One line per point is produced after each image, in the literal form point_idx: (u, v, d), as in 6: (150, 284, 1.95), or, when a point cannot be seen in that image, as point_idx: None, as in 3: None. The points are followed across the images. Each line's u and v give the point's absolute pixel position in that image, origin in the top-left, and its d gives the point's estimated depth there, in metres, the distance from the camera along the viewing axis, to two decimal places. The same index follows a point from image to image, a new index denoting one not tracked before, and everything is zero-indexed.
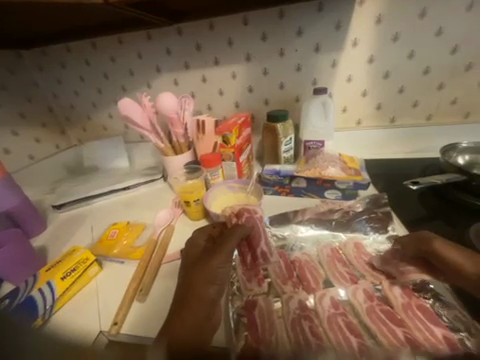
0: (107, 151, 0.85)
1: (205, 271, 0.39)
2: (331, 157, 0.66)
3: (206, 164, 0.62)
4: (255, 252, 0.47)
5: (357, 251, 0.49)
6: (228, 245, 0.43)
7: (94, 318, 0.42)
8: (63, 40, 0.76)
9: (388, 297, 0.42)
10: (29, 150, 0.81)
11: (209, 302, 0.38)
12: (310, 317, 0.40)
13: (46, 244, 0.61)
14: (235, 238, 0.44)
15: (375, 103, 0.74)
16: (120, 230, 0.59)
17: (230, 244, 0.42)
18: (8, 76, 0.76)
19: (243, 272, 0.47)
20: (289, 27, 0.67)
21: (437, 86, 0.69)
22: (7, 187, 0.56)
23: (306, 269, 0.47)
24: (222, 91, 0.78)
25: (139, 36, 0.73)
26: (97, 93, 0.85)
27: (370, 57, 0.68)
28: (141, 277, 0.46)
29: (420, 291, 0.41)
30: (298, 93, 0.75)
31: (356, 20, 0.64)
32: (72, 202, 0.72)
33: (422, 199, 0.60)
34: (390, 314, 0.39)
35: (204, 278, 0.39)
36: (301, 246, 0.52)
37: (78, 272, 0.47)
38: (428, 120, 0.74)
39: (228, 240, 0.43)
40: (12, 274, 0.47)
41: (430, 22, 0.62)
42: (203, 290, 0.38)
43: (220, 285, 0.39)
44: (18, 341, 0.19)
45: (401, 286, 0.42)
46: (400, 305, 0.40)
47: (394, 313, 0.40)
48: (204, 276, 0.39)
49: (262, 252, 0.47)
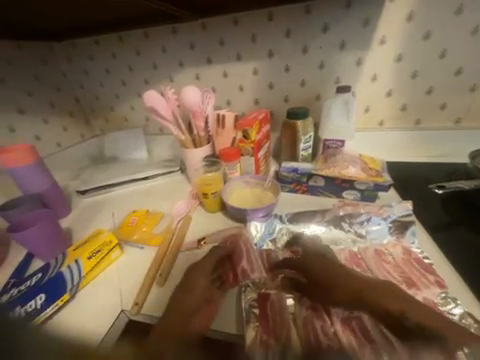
0: (128, 142, 0.89)
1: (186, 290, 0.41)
2: (352, 157, 0.65)
3: (224, 158, 0.63)
4: (236, 269, 0.46)
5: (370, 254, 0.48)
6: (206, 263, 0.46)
7: (117, 296, 0.45)
8: (93, 34, 0.79)
9: None
10: (56, 137, 0.85)
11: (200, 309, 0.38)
12: (322, 316, 0.37)
13: (71, 226, 0.64)
14: (212, 255, 0.46)
15: (400, 103, 0.71)
16: (139, 217, 0.62)
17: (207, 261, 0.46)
18: (41, 66, 0.80)
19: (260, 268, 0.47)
20: (315, 23, 0.66)
21: (469, 87, 0.66)
22: (40, 170, 0.59)
23: None
24: (242, 87, 0.79)
25: (164, 30, 0.75)
26: (121, 86, 0.88)
27: (398, 56, 0.66)
28: (161, 260, 0.49)
29: (445, 305, 0.38)
30: (320, 91, 0.74)
31: (385, 18, 0.62)
32: (96, 189, 0.75)
33: (446, 205, 0.57)
34: None
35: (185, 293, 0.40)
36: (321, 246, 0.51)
37: (101, 254, 0.49)
38: (456, 124, 0.71)
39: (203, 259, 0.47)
40: (44, 251, 0.50)
41: (466, 19, 0.59)
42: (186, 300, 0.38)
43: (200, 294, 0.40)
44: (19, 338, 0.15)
45: (424, 298, 0.39)
46: None
47: None
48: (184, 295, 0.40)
49: (243, 269, 0.46)
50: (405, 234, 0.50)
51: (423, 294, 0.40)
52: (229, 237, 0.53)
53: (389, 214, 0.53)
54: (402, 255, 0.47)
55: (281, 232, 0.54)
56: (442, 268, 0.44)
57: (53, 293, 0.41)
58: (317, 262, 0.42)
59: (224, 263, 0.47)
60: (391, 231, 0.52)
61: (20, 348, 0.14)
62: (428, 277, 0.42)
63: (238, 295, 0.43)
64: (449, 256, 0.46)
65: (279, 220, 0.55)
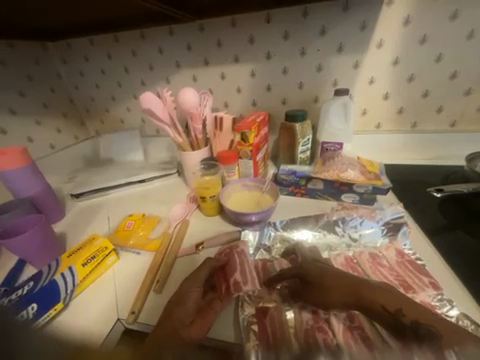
0: (124, 144, 0.87)
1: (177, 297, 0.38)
2: (350, 160, 0.64)
3: (223, 161, 0.63)
4: (228, 281, 0.44)
5: (366, 259, 0.48)
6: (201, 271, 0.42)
7: (111, 306, 0.43)
8: (87, 34, 0.77)
9: None
10: (49, 139, 0.83)
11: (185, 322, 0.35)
12: (324, 329, 0.36)
13: (65, 231, 0.62)
14: (206, 267, 0.43)
15: (397, 106, 0.72)
16: (135, 221, 0.61)
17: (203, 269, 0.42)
18: (34, 66, 0.78)
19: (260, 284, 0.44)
20: (313, 26, 0.66)
21: (464, 91, 0.67)
22: (33, 174, 0.58)
23: None
24: (239, 89, 0.78)
25: (161, 31, 0.74)
26: (117, 87, 0.86)
27: (395, 59, 0.66)
28: (157, 269, 0.47)
29: (442, 307, 0.37)
30: (317, 94, 0.74)
31: (383, 21, 0.62)
32: (90, 193, 0.74)
33: (441, 207, 0.57)
34: None
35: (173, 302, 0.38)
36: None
37: (97, 259, 0.48)
38: (451, 127, 0.72)
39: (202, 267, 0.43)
40: (37, 257, 0.49)
41: (462, 24, 0.60)
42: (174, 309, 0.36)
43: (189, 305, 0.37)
44: (21, 340, 0.17)
45: (421, 301, 0.38)
46: None
47: None
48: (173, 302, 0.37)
49: (235, 281, 0.43)
50: (397, 235, 0.51)
51: (420, 297, 0.39)
52: (224, 249, 0.51)
53: (380, 217, 0.53)
54: (395, 257, 0.47)
55: (275, 240, 0.53)
56: (437, 268, 0.44)
57: (45, 302, 0.40)
58: (311, 263, 0.42)
59: (217, 274, 0.45)
60: (384, 233, 0.52)
61: (20, 349, 0.16)
62: (423, 279, 0.42)
63: (236, 311, 0.41)
64: (446, 257, 0.45)
65: (273, 227, 0.55)
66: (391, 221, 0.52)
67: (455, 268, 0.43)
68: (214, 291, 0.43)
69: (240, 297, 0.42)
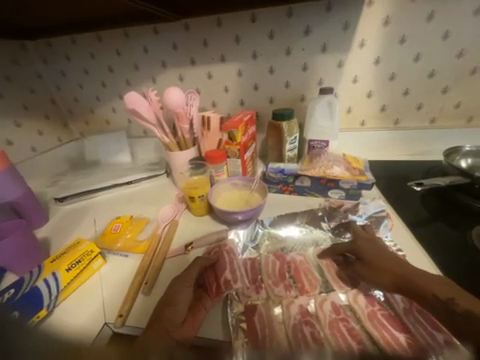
0: (109, 146, 0.85)
1: (166, 299, 0.38)
2: (335, 157, 0.66)
3: (211, 160, 0.62)
4: (219, 280, 0.44)
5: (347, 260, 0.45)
6: (191, 270, 0.42)
7: (98, 311, 0.41)
8: (68, 32, 0.75)
9: (390, 303, 0.39)
10: (31, 142, 0.80)
11: (177, 324, 0.35)
12: (311, 322, 0.37)
13: (48, 236, 0.60)
14: (196, 266, 0.43)
15: (379, 104, 0.74)
16: (122, 224, 0.60)
17: (193, 269, 0.42)
18: (12, 66, 0.75)
19: (249, 283, 0.44)
20: (298, 26, 0.67)
21: (442, 89, 0.70)
22: (11, 178, 0.55)
23: (301, 272, 0.46)
24: (227, 88, 0.78)
25: (145, 30, 0.73)
26: (102, 87, 0.84)
27: (376, 59, 0.68)
28: (146, 270, 0.47)
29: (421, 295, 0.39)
30: (304, 92, 0.75)
31: (364, 21, 0.64)
32: (75, 196, 0.72)
33: (422, 200, 0.60)
34: (392, 319, 0.37)
35: (164, 303, 0.37)
36: (298, 248, 0.51)
37: (82, 264, 0.47)
38: (431, 123, 0.75)
39: (191, 267, 0.43)
40: (18, 265, 0.47)
41: (438, 25, 0.62)
42: (164, 312, 0.36)
43: (179, 305, 0.37)
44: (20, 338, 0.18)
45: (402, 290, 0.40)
46: (402, 310, 0.38)
47: (395, 318, 0.37)
48: (164, 302, 0.37)
49: (226, 279, 0.43)
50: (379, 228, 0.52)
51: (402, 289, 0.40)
52: (213, 248, 0.51)
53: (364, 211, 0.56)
54: None
55: (264, 237, 0.54)
56: (418, 259, 0.46)
57: (29, 308, 0.38)
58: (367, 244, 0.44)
59: (207, 272, 0.45)
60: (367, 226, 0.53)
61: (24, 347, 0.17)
62: None
63: (224, 308, 0.40)
64: (426, 248, 0.47)
65: (261, 225, 0.55)
66: (375, 214, 0.54)
67: (433, 258, 0.45)
68: (200, 289, 0.43)
69: (228, 296, 0.41)
